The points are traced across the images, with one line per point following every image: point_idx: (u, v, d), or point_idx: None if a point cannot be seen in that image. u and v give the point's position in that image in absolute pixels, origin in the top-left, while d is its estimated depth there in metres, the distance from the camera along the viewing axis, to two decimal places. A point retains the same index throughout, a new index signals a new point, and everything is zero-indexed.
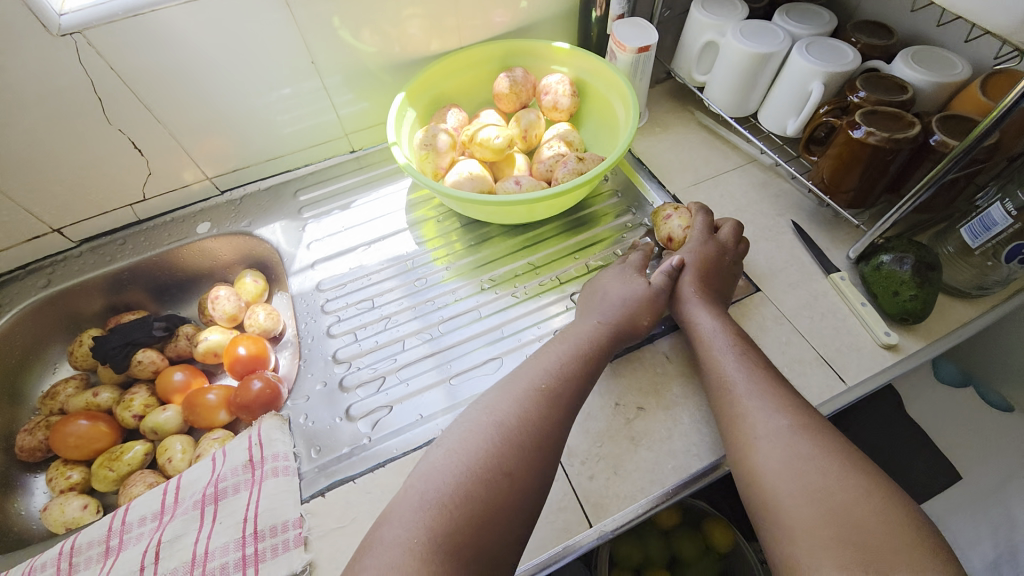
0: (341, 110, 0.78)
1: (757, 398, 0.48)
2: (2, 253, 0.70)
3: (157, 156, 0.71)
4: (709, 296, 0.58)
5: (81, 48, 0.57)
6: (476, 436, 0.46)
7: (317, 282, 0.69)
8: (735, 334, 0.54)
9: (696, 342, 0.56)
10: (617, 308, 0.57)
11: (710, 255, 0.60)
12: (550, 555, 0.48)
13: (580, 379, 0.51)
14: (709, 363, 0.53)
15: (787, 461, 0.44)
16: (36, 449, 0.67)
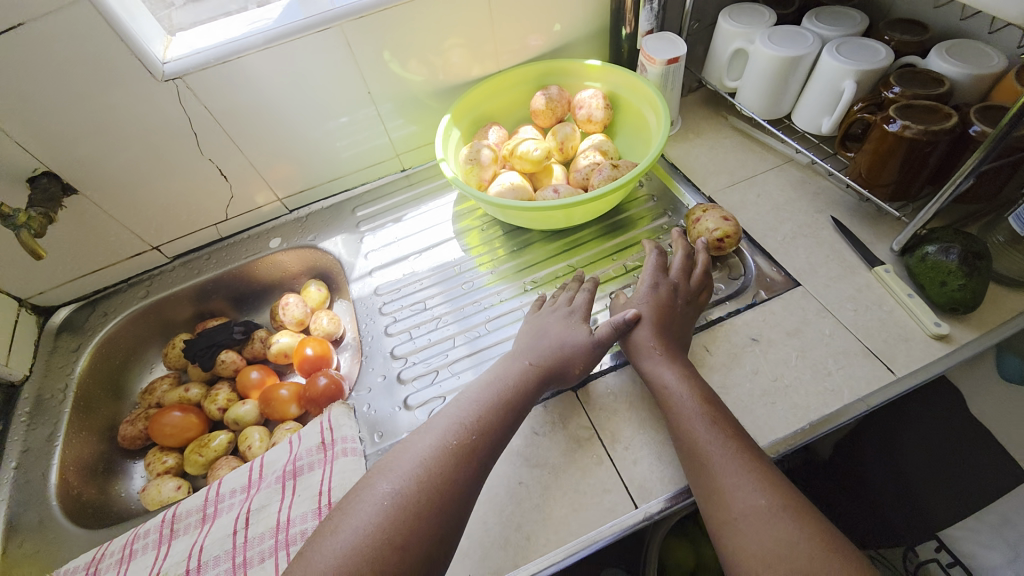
0: (394, 134, 0.86)
1: (735, 473, 0.47)
2: (111, 268, 0.81)
3: (239, 180, 0.80)
4: (663, 344, 0.58)
5: (180, 90, 0.67)
6: (426, 492, 0.46)
7: (375, 287, 0.75)
8: (706, 391, 0.54)
9: (659, 398, 0.55)
10: (556, 350, 0.58)
11: (662, 302, 0.61)
12: (599, 533, 0.50)
13: (499, 425, 0.52)
14: (674, 417, 0.53)
15: (760, 535, 0.44)
16: (136, 438, 0.76)
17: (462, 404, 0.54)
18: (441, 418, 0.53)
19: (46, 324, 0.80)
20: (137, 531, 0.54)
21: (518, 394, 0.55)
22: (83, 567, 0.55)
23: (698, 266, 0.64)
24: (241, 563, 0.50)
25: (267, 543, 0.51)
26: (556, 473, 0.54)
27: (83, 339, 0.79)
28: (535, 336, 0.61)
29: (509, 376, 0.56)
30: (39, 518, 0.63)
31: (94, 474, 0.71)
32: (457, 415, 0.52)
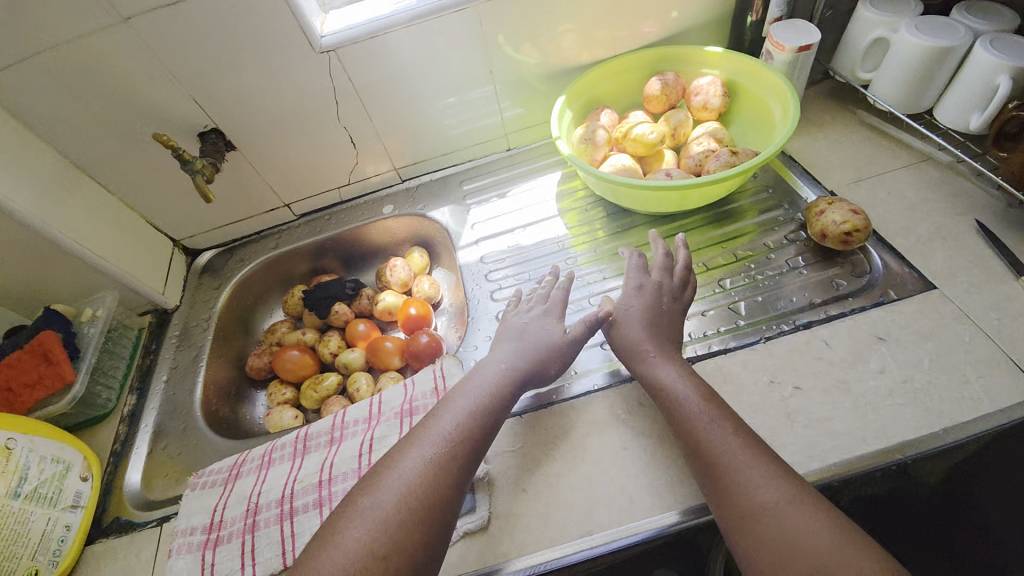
0: (504, 114, 0.89)
1: (742, 469, 0.47)
2: (249, 220, 0.92)
3: (363, 150, 0.87)
4: (649, 344, 0.58)
5: (332, 62, 0.74)
6: (433, 483, 0.48)
7: (480, 255, 0.80)
8: (702, 387, 0.54)
9: (661, 399, 0.55)
10: (530, 349, 0.60)
11: (649, 302, 0.62)
12: (649, 522, 0.51)
13: (486, 414, 0.54)
14: (678, 418, 0.52)
15: (779, 529, 0.43)
16: (261, 369, 0.85)
17: (449, 405, 0.55)
18: (434, 418, 0.53)
19: (192, 264, 0.91)
20: (274, 442, 0.63)
21: (494, 394, 0.56)
22: (227, 467, 0.62)
23: (680, 265, 0.65)
24: None
25: None
26: (662, 443, 0.55)
27: (223, 280, 0.90)
28: (516, 336, 0.62)
29: (489, 378, 0.57)
30: (184, 425, 0.71)
31: (228, 396, 0.81)
32: (449, 413, 0.53)
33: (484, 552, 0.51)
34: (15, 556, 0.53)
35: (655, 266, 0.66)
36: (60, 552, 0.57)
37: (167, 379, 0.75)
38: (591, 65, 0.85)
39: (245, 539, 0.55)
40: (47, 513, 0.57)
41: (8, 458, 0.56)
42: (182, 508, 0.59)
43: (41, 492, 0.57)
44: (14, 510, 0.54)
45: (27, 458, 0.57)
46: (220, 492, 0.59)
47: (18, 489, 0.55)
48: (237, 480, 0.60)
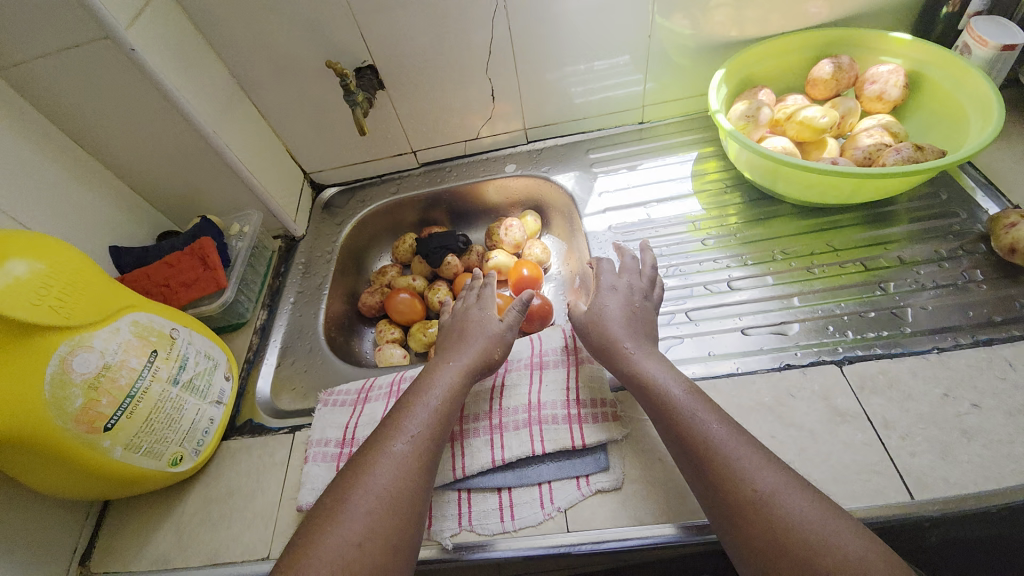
0: (646, 85, 0.85)
1: (736, 459, 0.45)
2: (374, 162, 0.93)
3: (500, 104, 0.86)
4: (623, 338, 0.57)
5: (498, 8, 0.72)
6: (409, 481, 0.47)
7: (608, 224, 0.78)
8: (682, 380, 0.52)
9: (643, 395, 0.52)
10: (474, 347, 0.59)
11: (627, 303, 0.60)
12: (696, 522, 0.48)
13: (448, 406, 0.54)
14: (662, 414, 0.50)
15: (776, 518, 0.41)
16: (372, 308, 0.88)
17: (419, 399, 0.54)
18: (406, 413, 0.52)
19: (318, 197, 0.95)
20: (401, 375, 0.65)
21: (458, 390, 0.55)
22: (356, 390, 0.65)
23: (648, 265, 0.64)
24: (498, 425, 0.57)
25: (521, 416, 0.58)
26: (814, 439, 0.51)
27: (344, 216, 0.92)
28: (464, 334, 0.61)
29: (455, 372, 0.56)
30: (309, 346, 0.74)
31: (343, 327, 0.84)
32: (421, 408, 0.53)
33: (617, 514, 0.50)
34: (167, 441, 0.54)
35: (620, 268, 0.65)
36: (202, 442, 0.59)
37: (294, 301, 0.79)
38: (739, 43, 0.80)
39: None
40: (197, 404, 0.58)
41: (172, 346, 0.56)
42: (315, 421, 0.62)
43: (194, 384, 0.59)
44: (172, 397, 0.55)
45: (186, 350, 0.58)
46: (350, 412, 0.62)
47: (177, 378, 0.56)
48: (366, 403, 0.63)
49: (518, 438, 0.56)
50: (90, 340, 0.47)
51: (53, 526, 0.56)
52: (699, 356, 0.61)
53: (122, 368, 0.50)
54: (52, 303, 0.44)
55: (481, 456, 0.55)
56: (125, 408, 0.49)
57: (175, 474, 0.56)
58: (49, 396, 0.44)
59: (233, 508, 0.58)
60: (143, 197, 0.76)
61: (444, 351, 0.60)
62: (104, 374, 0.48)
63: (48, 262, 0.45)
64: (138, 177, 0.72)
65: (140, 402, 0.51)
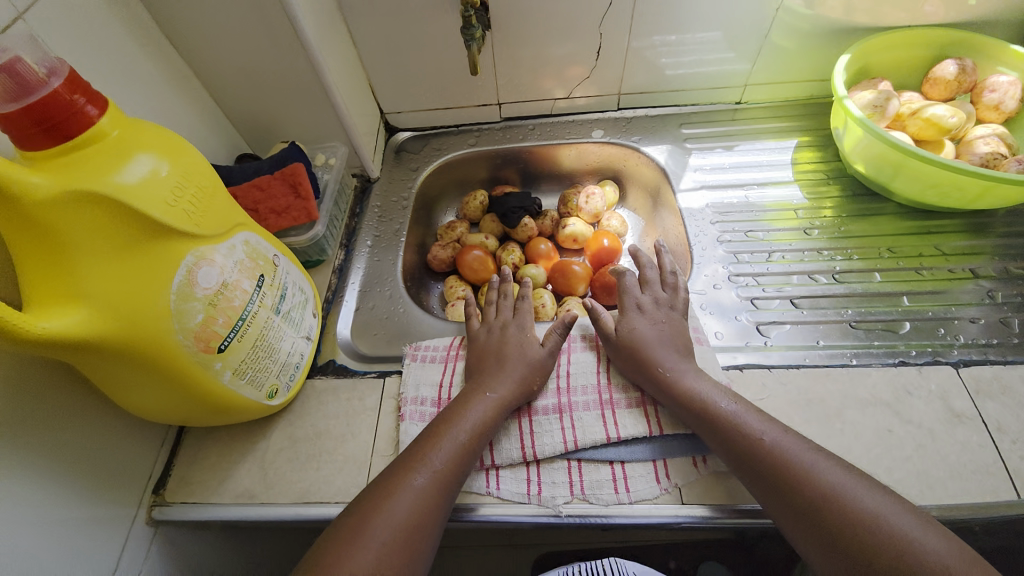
0: (754, 64, 0.82)
1: (805, 457, 0.44)
2: (457, 110, 0.89)
3: (602, 66, 0.82)
4: (661, 360, 0.53)
5: None
6: (423, 518, 0.44)
7: (706, 202, 0.76)
8: (721, 389, 0.51)
9: (688, 410, 0.50)
10: (511, 374, 0.54)
11: (660, 322, 0.57)
12: None
13: (479, 436, 0.50)
14: (707, 424, 0.48)
15: (844, 511, 0.40)
16: (442, 262, 0.84)
17: (449, 426, 0.50)
18: (435, 440, 0.49)
19: (391, 139, 0.90)
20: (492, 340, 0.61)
21: (491, 422, 0.51)
22: (445, 347, 0.62)
23: (666, 271, 0.62)
24: (607, 401, 0.55)
25: (631, 393, 0.55)
26: (933, 436, 0.52)
27: (418, 163, 0.88)
28: (502, 358, 0.56)
29: (491, 403, 0.52)
30: (390, 293, 0.70)
31: (413, 278, 0.80)
32: (451, 435, 0.49)
33: (738, 491, 0.49)
34: (267, 372, 0.51)
35: (642, 279, 0.62)
36: (293, 377, 0.56)
37: (371, 245, 0.75)
38: (860, 32, 0.78)
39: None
40: (292, 337, 0.55)
41: (274, 274, 0.52)
42: (406, 375, 0.59)
43: (291, 316, 0.55)
44: (274, 326, 0.51)
45: (285, 279, 0.54)
46: (442, 369, 0.60)
47: (279, 307, 0.52)
48: (458, 361, 0.60)
49: (631, 417, 0.53)
50: (211, 253, 0.43)
51: (137, 446, 0.52)
52: (808, 344, 0.59)
53: (236, 288, 0.46)
54: (181, 206, 0.40)
55: (593, 429, 0.53)
56: (237, 331, 0.46)
57: (268, 408, 0.53)
58: (173, 307, 0.40)
59: (322, 449, 0.55)
60: (222, 109, 0.70)
61: (479, 375, 0.55)
62: (222, 291, 0.44)
63: (178, 161, 0.41)
64: (224, 87, 0.67)
65: (249, 327, 0.47)
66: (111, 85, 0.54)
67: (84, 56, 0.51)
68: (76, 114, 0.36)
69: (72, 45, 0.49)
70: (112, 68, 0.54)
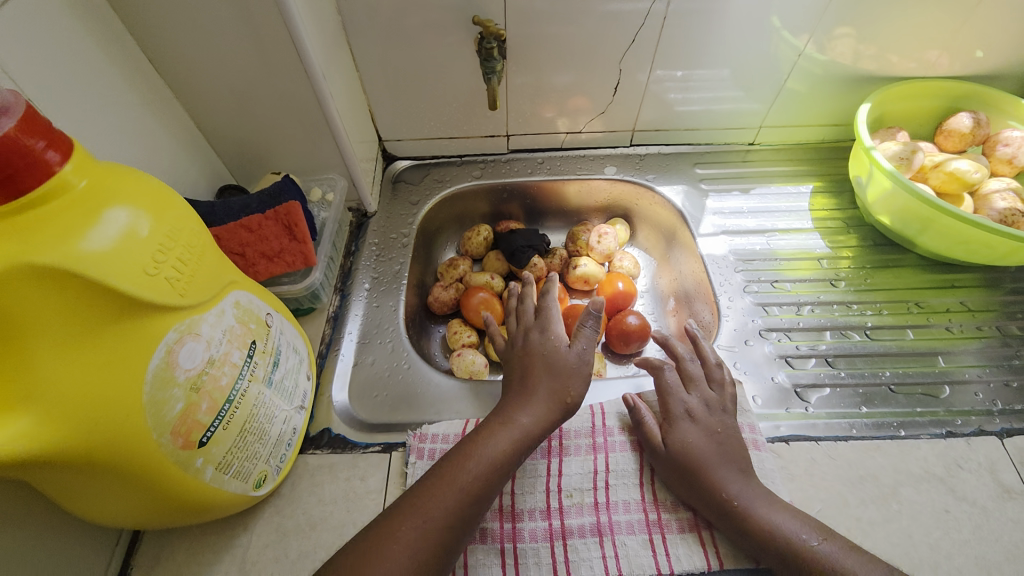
0: (771, 106, 0.81)
1: None
2: (462, 141, 0.83)
3: (620, 99, 0.79)
4: (722, 484, 0.45)
5: None
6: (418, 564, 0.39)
7: (728, 248, 0.73)
8: (805, 517, 0.44)
9: (764, 549, 0.43)
10: (538, 389, 0.50)
11: (712, 430, 0.49)
12: None
13: (497, 473, 0.45)
14: (793, 570, 0.41)
15: None
16: (445, 304, 0.76)
17: (479, 445, 0.46)
18: (462, 466, 0.44)
19: (389, 168, 0.83)
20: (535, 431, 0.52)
21: (525, 444, 0.47)
22: (456, 437, 0.52)
23: (711, 364, 0.53)
24: (655, 521, 0.47)
25: (683, 513, 0.47)
26: (987, 515, 0.49)
27: (419, 196, 0.81)
28: (528, 375, 0.51)
29: (523, 425, 0.47)
30: (391, 345, 0.62)
31: (414, 323, 0.73)
32: (478, 460, 0.44)
33: None
34: (256, 458, 0.43)
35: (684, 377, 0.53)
36: (283, 458, 0.48)
37: (369, 288, 0.67)
38: (876, 80, 0.77)
39: (505, 547, 0.46)
40: (285, 410, 0.47)
41: (268, 337, 0.44)
42: (412, 479, 0.50)
43: (284, 385, 0.47)
44: (266, 402, 0.43)
45: (278, 341, 0.46)
46: None
47: (272, 377, 0.44)
48: None
49: (684, 546, 0.46)
50: (197, 325, 0.36)
51: (82, 554, 0.42)
52: (851, 410, 0.56)
53: (225, 364, 0.38)
54: (164, 273, 0.33)
55: (640, 560, 0.45)
56: (223, 416, 0.38)
57: (254, 498, 0.45)
58: (148, 399, 0.32)
59: (316, 545, 0.47)
60: (204, 134, 0.62)
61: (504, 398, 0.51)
62: (208, 371, 0.36)
63: (161, 216, 0.34)
64: (210, 111, 0.59)
65: (237, 409, 0.39)
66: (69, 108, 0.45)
67: (37, 74, 0.42)
68: (35, 164, 0.28)
69: (21, 59, 0.41)
70: (72, 88, 0.45)
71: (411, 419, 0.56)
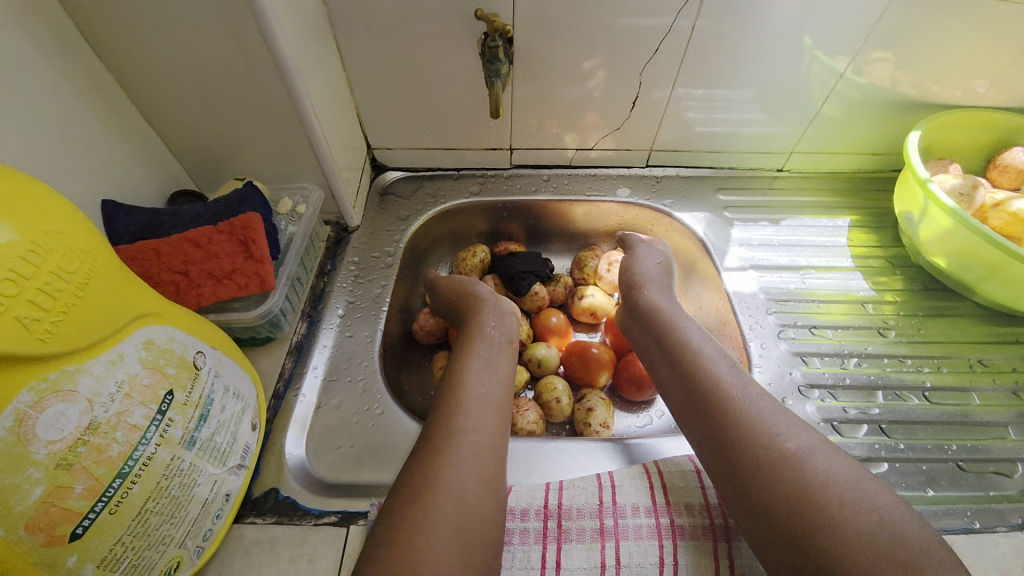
0: (805, 130, 0.72)
1: None
2: (460, 152, 0.74)
3: (638, 115, 0.70)
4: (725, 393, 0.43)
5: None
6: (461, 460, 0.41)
7: (758, 285, 0.64)
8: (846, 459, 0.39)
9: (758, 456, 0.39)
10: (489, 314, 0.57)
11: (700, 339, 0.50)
12: None
13: (484, 379, 0.48)
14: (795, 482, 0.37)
15: None
16: (430, 334, 0.65)
17: (464, 360, 0.50)
18: (453, 381, 0.48)
19: (377, 180, 0.75)
20: (527, 508, 0.43)
21: (494, 350, 0.53)
22: None
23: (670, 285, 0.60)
24: None
25: None
26: None
27: (409, 211, 0.72)
28: (473, 305, 0.58)
29: (486, 338, 0.53)
30: (363, 386, 0.52)
31: (395, 357, 0.63)
32: (465, 374, 0.48)
33: None
34: (164, 544, 0.32)
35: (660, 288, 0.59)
36: (209, 535, 0.36)
37: (344, 315, 0.58)
38: (926, 106, 0.69)
39: None
40: (213, 475, 0.36)
41: (194, 384, 0.34)
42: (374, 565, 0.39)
43: (215, 442, 0.36)
44: (184, 469, 0.33)
45: (212, 387, 0.36)
46: None
47: (195, 434, 0.34)
48: None
49: None
50: (72, 378, 0.26)
51: None
52: (915, 493, 0.48)
53: (117, 427, 0.28)
54: (17, 309, 0.23)
55: None
56: (110, 496, 0.28)
57: None
58: None
59: None
60: (158, 132, 0.53)
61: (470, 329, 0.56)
62: (87, 439, 0.27)
63: (23, 228, 0.24)
64: (165, 106, 0.51)
65: (136, 484, 0.29)
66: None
67: None
68: None
69: None
70: None
71: (379, 479, 0.46)
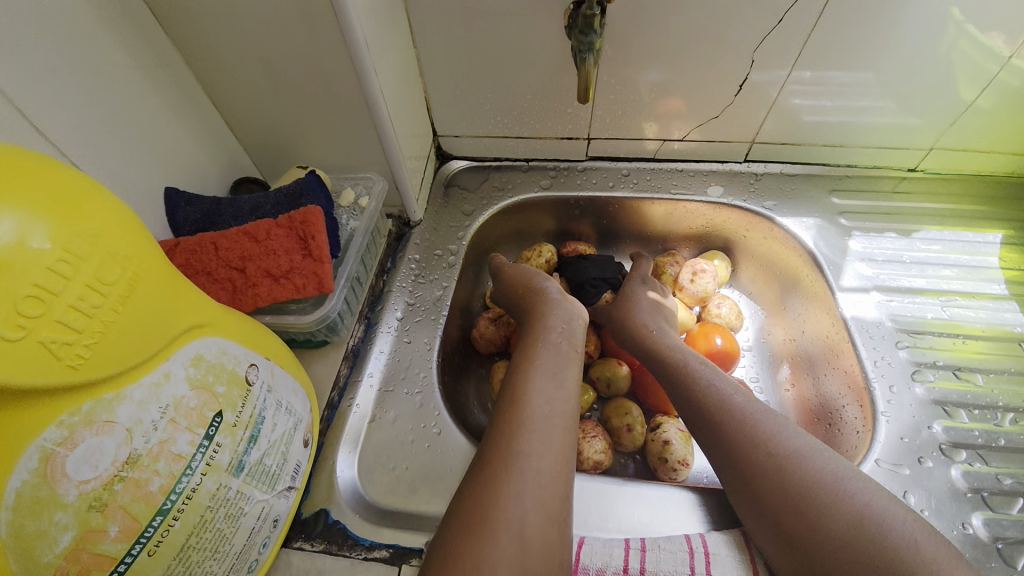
0: (954, 124, 0.59)
1: None
2: (531, 142, 0.68)
3: (741, 104, 0.60)
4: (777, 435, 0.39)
5: None
6: (524, 487, 0.36)
7: (887, 312, 0.55)
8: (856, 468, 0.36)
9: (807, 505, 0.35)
10: (557, 316, 0.51)
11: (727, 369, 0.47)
12: None
13: (552, 393, 0.43)
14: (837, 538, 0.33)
15: None
16: (491, 342, 0.60)
17: (530, 368, 0.45)
18: (517, 393, 0.42)
19: (441, 169, 0.70)
20: (604, 568, 0.37)
21: (563, 357, 0.46)
22: None
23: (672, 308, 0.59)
24: None
25: None
26: None
27: (474, 205, 0.66)
28: (536, 307, 0.53)
29: (553, 344, 0.47)
30: (418, 400, 0.48)
31: (454, 366, 0.58)
32: (530, 385, 0.43)
33: None
34: None
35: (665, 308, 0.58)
36: (254, 564, 0.33)
37: (402, 317, 0.54)
38: None
39: None
40: (262, 501, 0.33)
41: (245, 402, 0.31)
42: None
43: (265, 466, 0.33)
44: (231, 498, 0.29)
45: (263, 403, 0.32)
46: None
47: (244, 459, 0.30)
48: None
49: None
50: (109, 408, 0.23)
51: None
52: None
53: (159, 458, 0.25)
54: (42, 332, 0.20)
55: None
56: (149, 536, 0.25)
57: None
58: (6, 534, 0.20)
59: None
60: (223, 115, 0.51)
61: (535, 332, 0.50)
62: (125, 475, 0.24)
63: (59, 233, 0.21)
64: (231, 88, 0.48)
65: (177, 521, 0.26)
66: (36, 84, 0.35)
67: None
68: None
69: None
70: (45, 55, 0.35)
71: (434, 510, 0.42)
